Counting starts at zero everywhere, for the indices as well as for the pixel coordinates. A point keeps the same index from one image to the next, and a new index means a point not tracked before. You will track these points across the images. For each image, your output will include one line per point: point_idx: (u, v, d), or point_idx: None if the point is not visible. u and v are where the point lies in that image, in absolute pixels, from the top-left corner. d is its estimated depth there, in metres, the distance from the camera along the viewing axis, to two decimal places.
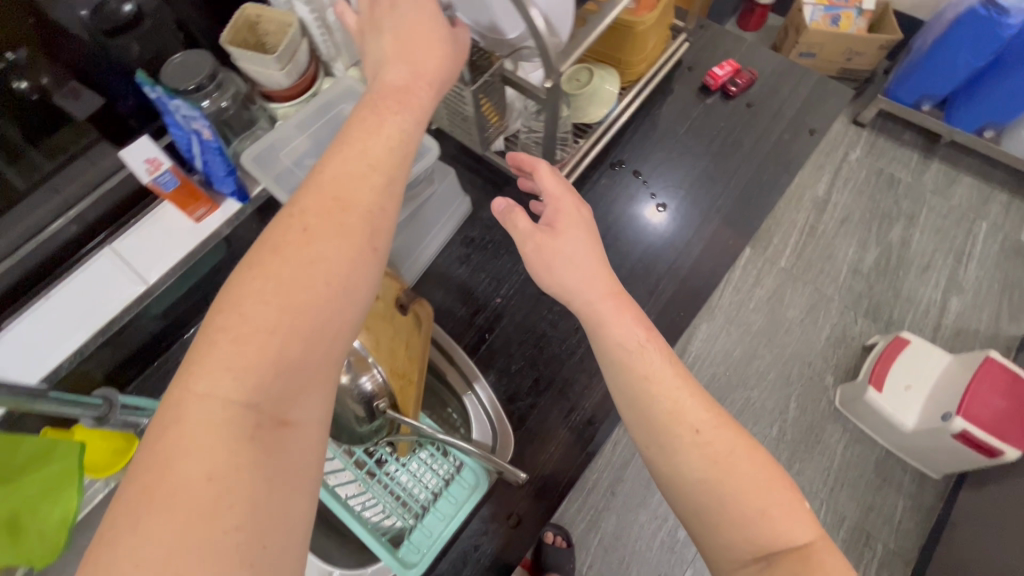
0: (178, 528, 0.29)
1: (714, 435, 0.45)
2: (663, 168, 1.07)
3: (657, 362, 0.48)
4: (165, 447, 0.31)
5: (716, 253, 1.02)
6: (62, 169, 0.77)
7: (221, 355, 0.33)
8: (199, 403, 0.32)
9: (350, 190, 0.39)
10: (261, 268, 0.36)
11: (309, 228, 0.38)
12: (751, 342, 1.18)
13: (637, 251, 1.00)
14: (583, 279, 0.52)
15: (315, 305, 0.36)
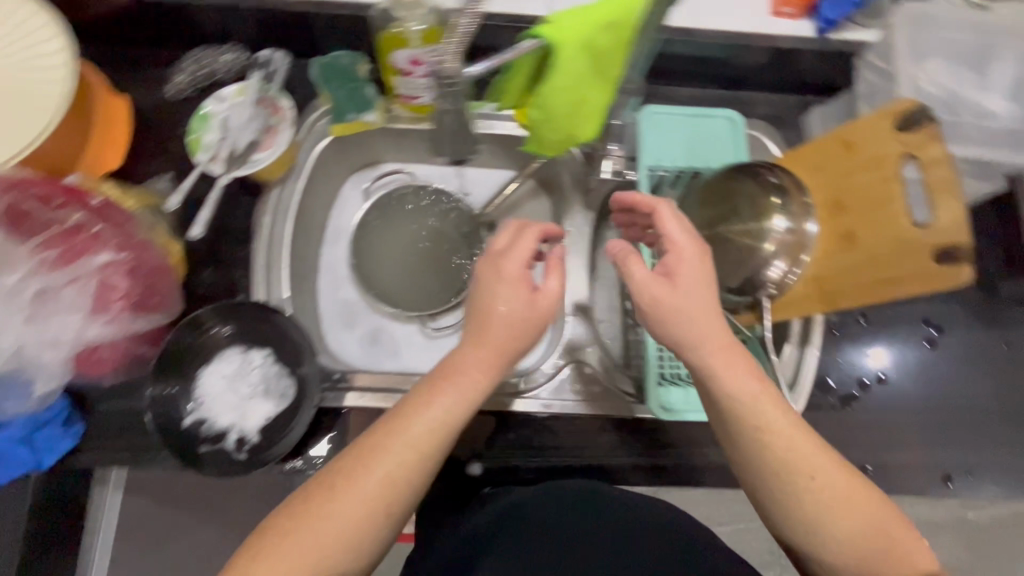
0: (286, 564, 0.44)
1: (870, 506, 0.48)
2: (917, 323, 0.75)
3: (784, 419, 0.49)
4: (272, 527, 0.46)
5: (1007, 394, 0.74)
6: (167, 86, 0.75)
7: (296, 545, 0.45)
8: (304, 533, 0.45)
9: (445, 406, 0.48)
10: (336, 487, 0.46)
11: (415, 431, 0.48)
12: (1003, 468, 0.72)
13: (919, 397, 0.73)
14: (699, 330, 0.49)
15: (389, 471, 0.47)
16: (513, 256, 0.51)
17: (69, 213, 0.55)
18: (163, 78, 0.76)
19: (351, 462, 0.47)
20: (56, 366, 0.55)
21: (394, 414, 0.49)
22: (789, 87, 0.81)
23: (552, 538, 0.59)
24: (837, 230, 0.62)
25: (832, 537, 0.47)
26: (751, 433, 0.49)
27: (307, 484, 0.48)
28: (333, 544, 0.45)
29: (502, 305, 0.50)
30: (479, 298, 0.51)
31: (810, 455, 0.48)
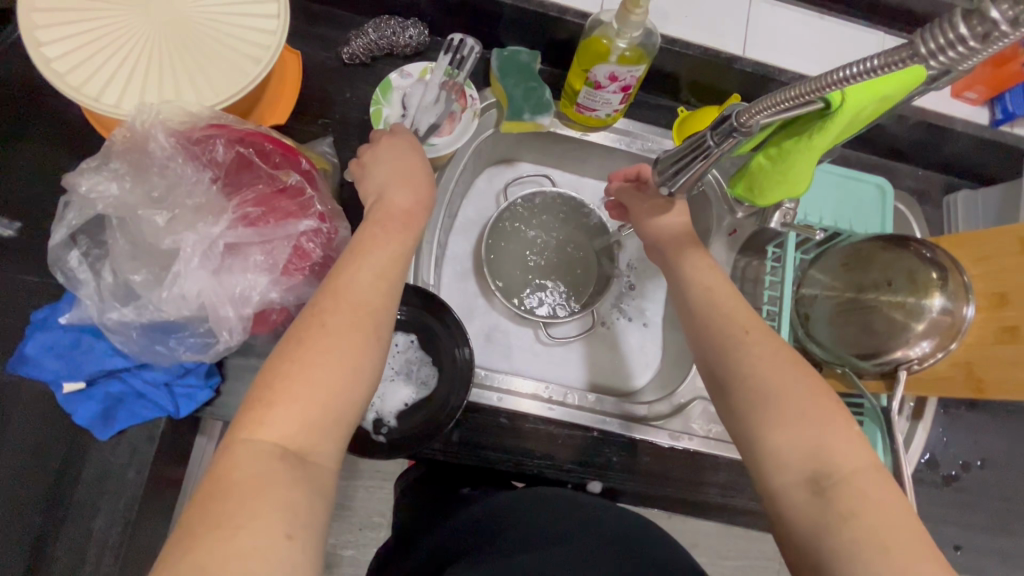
0: (257, 463, 0.37)
1: (792, 397, 0.47)
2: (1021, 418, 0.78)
3: (782, 368, 0.50)
4: (243, 420, 0.39)
5: None
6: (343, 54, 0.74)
7: (314, 370, 0.40)
8: (316, 365, 0.41)
9: (397, 239, 0.48)
10: (338, 314, 0.43)
11: (374, 260, 0.46)
12: None
13: (1012, 490, 0.76)
14: (729, 313, 0.55)
15: (339, 362, 0.41)
16: (395, 162, 0.54)
17: (287, 175, 0.55)
18: (340, 40, 0.75)
19: (334, 292, 0.44)
20: (234, 322, 0.54)
21: (361, 237, 0.48)
22: (937, 167, 0.83)
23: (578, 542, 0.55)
24: (997, 323, 0.64)
25: (790, 449, 0.46)
26: (717, 337, 0.54)
27: (316, 298, 0.44)
28: (341, 389, 0.41)
29: (415, 161, 0.55)
30: (384, 146, 0.56)
31: (761, 360, 0.50)
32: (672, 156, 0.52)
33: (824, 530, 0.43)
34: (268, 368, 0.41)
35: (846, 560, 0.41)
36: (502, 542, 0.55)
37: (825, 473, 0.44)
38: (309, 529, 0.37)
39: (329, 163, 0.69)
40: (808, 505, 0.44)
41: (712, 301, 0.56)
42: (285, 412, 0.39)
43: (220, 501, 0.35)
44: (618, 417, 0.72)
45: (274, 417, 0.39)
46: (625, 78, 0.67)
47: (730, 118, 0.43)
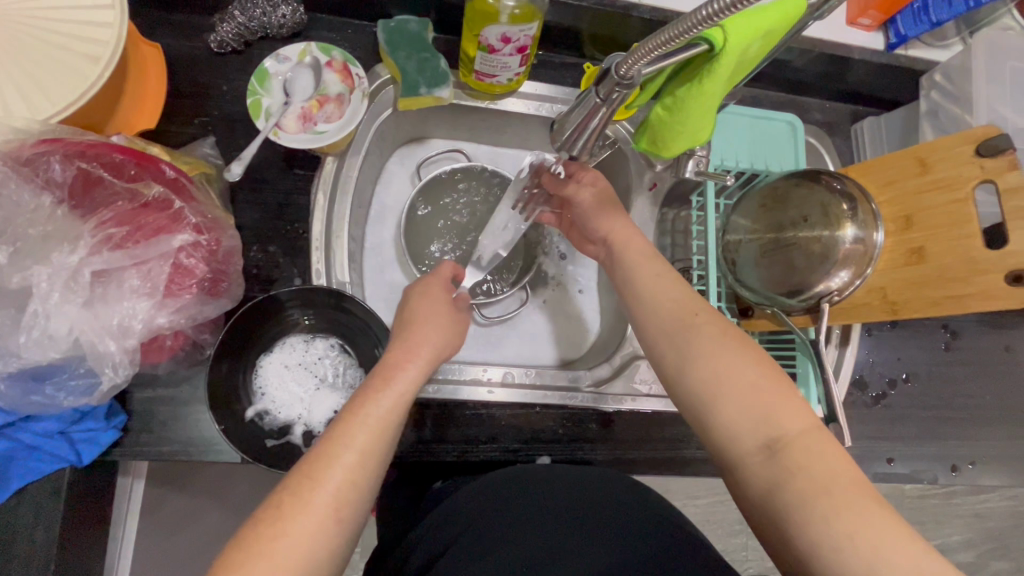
0: None
1: (738, 372, 0.49)
2: (934, 330, 0.82)
3: (721, 340, 0.51)
4: (246, 552, 0.39)
5: (1004, 397, 0.83)
6: (210, 44, 0.67)
7: (273, 557, 0.39)
8: (279, 549, 0.39)
9: (385, 406, 0.47)
10: (308, 489, 0.42)
11: (358, 426, 0.46)
12: (996, 461, 0.81)
13: (936, 397, 0.81)
14: (672, 300, 0.55)
15: (347, 493, 0.43)
16: (420, 305, 0.58)
17: (148, 187, 0.49)
18: (205, 27, 0.67)
19: (311, 465, 0.43)
20: (117, 356, 0.49)
21: (351, 403, 0.47)
22: (844, 97, 0.84)
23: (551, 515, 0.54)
24: (905, 246, 0.66)
25: (741, 423, 0.47)
26: (664, 325, 0.54)
27: (291, 472, 0.43)
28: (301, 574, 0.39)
29: (424, 323, 0.56)
30: (411, 315, 0.57)
31: (706, 340, 0.51)
32: (565, 116, 0.49)
33: (779, 484, 0.44)
34: (230, 546, 0.40)
35: (799, 505, 0.43)
36: (470, 534, 0.53)
37: (775, 438, 0.45)
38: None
39: (211, 167, 0.63)
40: (761, 466, 0.45)
41: (656, 287, 0.57)
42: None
43: None
44: (559, 389, 0.70)
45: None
46: (519, 38, 0.63)
47: (611, 71, 0.41)
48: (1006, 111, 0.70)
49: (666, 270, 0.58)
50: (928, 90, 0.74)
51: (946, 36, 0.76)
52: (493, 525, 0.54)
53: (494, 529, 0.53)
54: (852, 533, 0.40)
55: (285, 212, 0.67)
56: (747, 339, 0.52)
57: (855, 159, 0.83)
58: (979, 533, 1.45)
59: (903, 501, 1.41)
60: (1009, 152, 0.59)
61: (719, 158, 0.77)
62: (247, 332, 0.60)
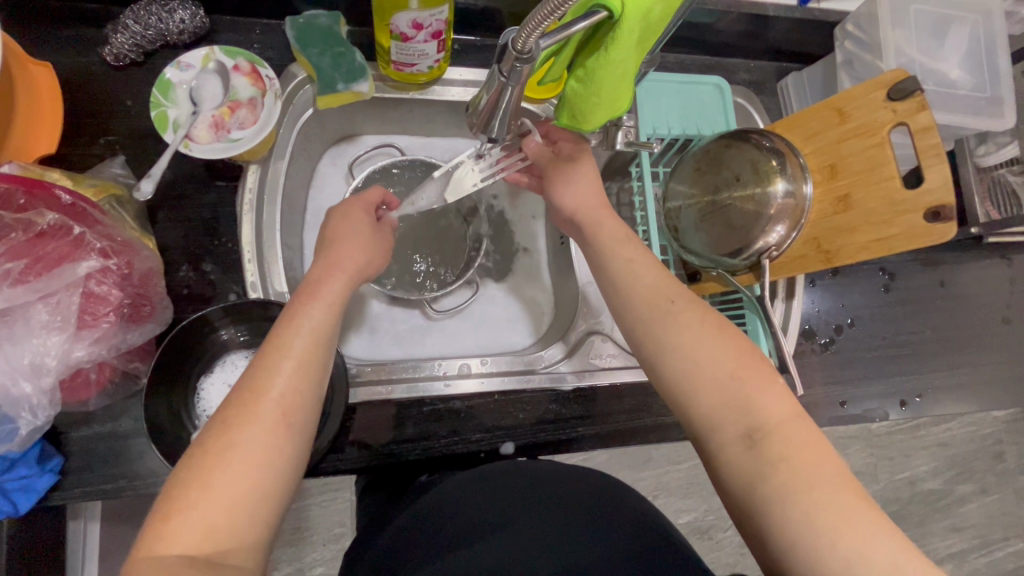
0: (220, 488, 0.39)
1: (721, 361, 0.48)
2: (873, 273, 0.85)
3: (698, 325, 0.50)
4: (202, 456, 0.40)
5: (946, 329, 0.87)
6: (107, 57, 0.63)
7: (227, 466, 0.39)
8: (231, 458, 0.40)
9: (316, 318, 0.47)
10: (252, 402, 0.42)
11: (294, 336, 0.46)
12: (945, 390, 0.85)
13: (883, 338, 0.84)
14: (649, 286, 0.54)
15: (292, 394, 0.43)
16: (342, 216, 0.57)
17: (41, 215, 0.46)
18: (99, 40, 0.63)
19: (250, 382, 0.43)
20: (35, 398, 0.46)
21: (280, 322, 0.47)
22: (767, 55, 0.85)
23: (525, 510, 0.53)
24: (832, 194, 0.67)
25: (722, 412, 0.46)
26: (642, 309, 0.53)
27: (231, 392, 0.43)
28: (260, 481, 0.40)
29: (345, 242, 0.55)
30: (332, 237, 0.55)
31: (688, 331, 0.50)
32: (478, 98, 0.48)
33: (757, 476, 0.44)
34: (180, 467, 0.40)
35: (778, 501, 0.42)
36: (437, 540, 0.52)
37: (755, 427, 0.45)
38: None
39: (122, 188, 0.59)
40: (743, 459, 0.45)
41: (635, 278, 0.55)
42: (192, 520, 0.37)
43: (180, 517, 0.37)
44: (516, 374, 0.70)
45: (185, 524, 0.37)
46: (431, 24, 0.62)
47: (508, 47, 0.40)
48: (914, 54, 0.72)
49: (642, 256, 0.56)
50: (843, 41, 0.75)
51: None
52: (461, 530, 0.52)
53: (462, 533, 0.52)
54: (836, 531, 0.40)
55: (212, 227, 0.65)
56: (733, 331, 0.50)
57: (783, 115, 0.85)
58: (943, 460, 1.53)
59: (871, 439, 1.49)
60: (917, 93, 0.61)
61: (651, 128, 0.78)
62: (181, 356, 0.58)
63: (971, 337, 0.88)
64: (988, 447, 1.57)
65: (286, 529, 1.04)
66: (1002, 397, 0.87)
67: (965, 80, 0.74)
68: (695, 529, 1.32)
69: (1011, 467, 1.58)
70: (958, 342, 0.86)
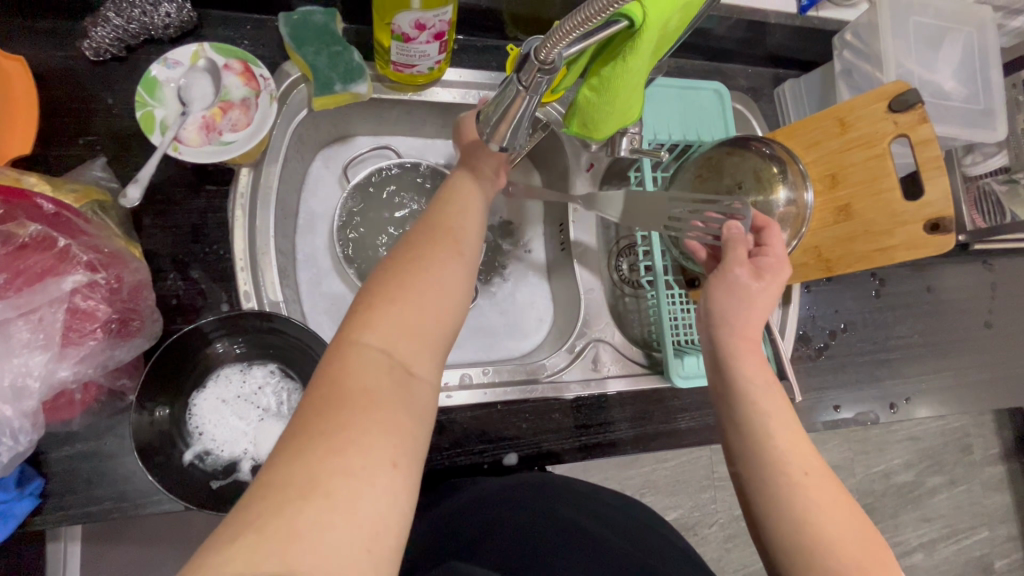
0: (415, 306, 0.40)
1: (855, 550, 0.43)
2: (865, 279, 0.87)
3: (825, 500, 0.45)
4: (399, 270, 0.42)
5: (931, 333, 0.89)
6: (85, 51, 0.59)
7: (421, 284, 0.41)
8: (418, 286, 0.41)
9: (479, 185, 0.51)
10: (435, 242, 0.44)
11: (467, 195, 0.50)
12: (930, 393, 0.87)
13: (873, 342, 0.86)
14: (777, 433, 0.49)
15: (468, 239, 0.47)
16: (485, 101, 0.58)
17: (22, 226, 0.43)
18: (78, 33, 0.60)
19: (432, 229, 0.45)
20: (14, 422, 0.43)
21: (448, 189, 0.50)
22: (764, 61, 0.85)
23: (599, 530, 0.54)
24: (833, 204, 0.68)
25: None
26: (771, 474, 0.47)
27: (414, 233, 0.45)
28: (441, 317, 0.41)
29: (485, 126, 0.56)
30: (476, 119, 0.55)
31: (816, 496, 0.45)
32: (489, 107, 0.46)
33: None
34: (371, 284, 0.41)
35: None
36: (508, 530, 0.52)
37: None
38: (411, 456, 0.36)
39: (104, 192, 0.56)
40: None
41: (770, 440, 0.48)
42: (390, 327, 0.39)
43: (377, 317, 0.39)
44: (518, 384, 0.69)
45: (384, 330, 0.39)
46: (434, 24, 0.60)
47: (531, 57, 0.39)
48: (911, 66, 0.73)
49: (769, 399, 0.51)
50: (841, 50, 0.76)
51: None
52: (530, 528, 0.52)
53: (538, 533, 0.51)
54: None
55: (200, 233, 0.61)
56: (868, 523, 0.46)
57: (780, 122, 0.86)
58: (916, 453, 1.58)
59: (849, 434, 1.53)
60: (918, 106, 0.62)
61: (652, 134, 0.77)
62: (169, 374, 0.55)
63: (954, 340, 0.90)
64: (957, 440, 1.64)
65: None
66: (982, 399, 0.90)
67: (958, 90, 0.76)
68: (682, 526, 1.34)
69: (977, 459, 1.65)
70: (942, 346, 0.89)
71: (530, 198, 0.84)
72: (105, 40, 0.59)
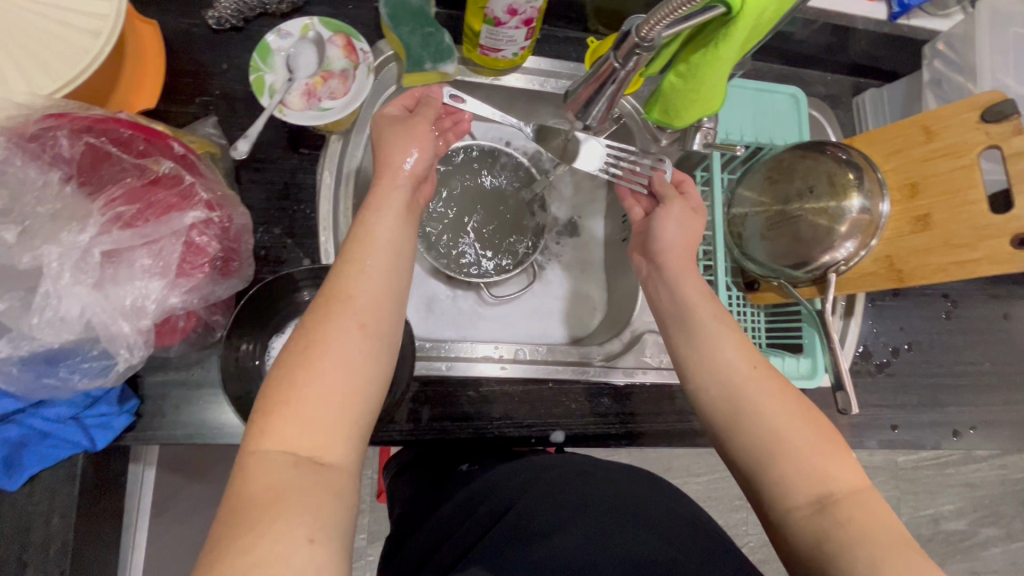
0: (316, 391, 0.41)
1: (799, 431, 0.46)
2: (933, 299, 0.84)
3: (770, 393, 0.49)
4: (298, 360, 0.42)
5: (1004, 362, 0.85)
6: (207, 20, 0.65)
7: (321, 372, 0.42)
8: (318, 370, 0.42)
9: (387, 228, 0.49)
10: (335, 310, 0.44)
11: (371, 243, 0.48)
12: (997, 425, 0.83)
13: (940, 365, 0.82)
14: (725, 339, 0.52)
15: (373, 298, 0.46)
16: (401, 104, 0.57)
17: (157, 163, 0.48)
18: (203, 5, 0.66)
19: (332, 294, 0.45)
20: (131, 337, 0.48)
21: (352, 238, 0.48)
22: (845, 69, 0.84)
23: (585, 509, 0.50)
24: (910, 214, 0.66)
25: (786, 478, 0.45)
26: (721, 376, 0.51)
27: (313, 304, 0.45)
28: (348, 387, 0.42)
29: (393, 133, 0.53)
30: (380, 150, 0.53)
31: (751, 387, 0.49)
32: (580, 84, 0.49)
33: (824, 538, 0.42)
34: (270, 380, 0.42)
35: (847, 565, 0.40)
36: (504, 525, 0.50)
37: (825, 493, 0.44)
38: (331, 528, 0.37)
39: (215, 146, 0.62)
40: (811, 527, 0.43)
41: (716, 337, 0.52)
42: (291, 418, 0.40)
43: (276, 414, 0.40)
44: (571, 364, 0.71)
45: (287, 421, 0.40)
46: (525, 11, 0.62)
47: (632, 33, 0.41)
48: (1008, 80, 0.71)
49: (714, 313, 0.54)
50: (931, 59, 0.75)
51: (946, 6, 0.76)
52: (526, 518, 0.50)
53: (529, 526, 0.49)
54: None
55: (291, 192, 0.66)
56: (810, 405, 0.49)
57: (857, 131, 0.84)
58: (969, 501, 1.49)
59: (896, 471, 1.45)
60: (1013, 117, 0.60)
61: (727, 133, 0.77)
62: (256, 317, 0.60)
63: None
64: (1018, 493, 1.52)
65: None
66: None
67: None
68: None
69: None
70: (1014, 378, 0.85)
71: (593, 190, 0.86)
72: (226, 10, 0.64)
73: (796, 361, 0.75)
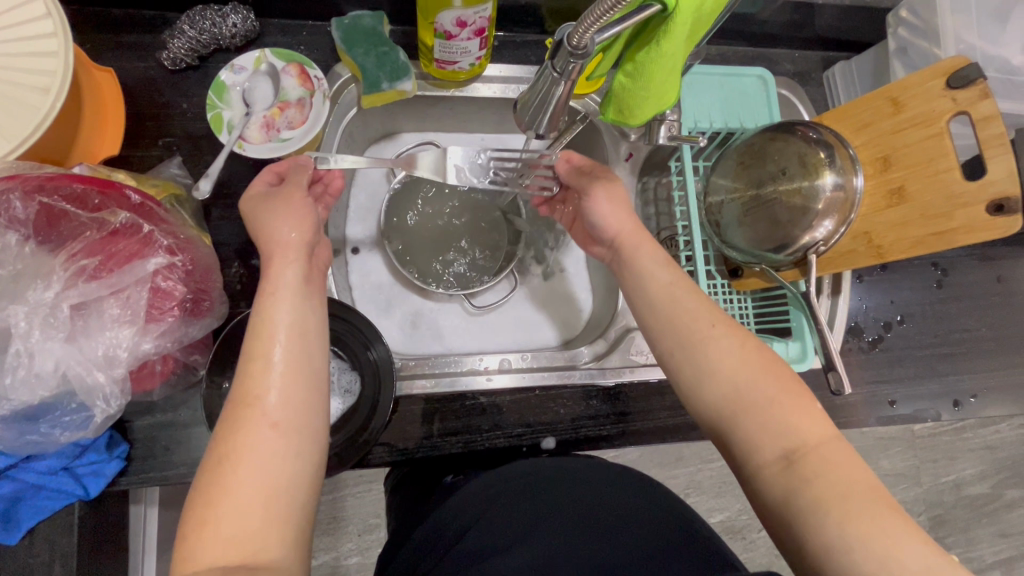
0: (243, 505, 0.38)
1: (765, 383, 0.46)
2: (923, 268, 0.83)
3: (726, 340, 0.48)
4: (215, 476, 0.38)
5: (1001, 326, 0.83)
6: (162, 60, 0.66)
7: (239, 489, 0.38)
8: (237, 485, 0.38)
9: (287, 310, 0.44)
10: (245, 415, 0.40)
11: (269, 334, 0.43)
12: (999, 390, 0.81)
13: (935, 335, 0.81)
14: (686, 303, 0.51)
15: (287, 393, 0.42)
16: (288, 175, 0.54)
17: (114, 214, 0.49)
18: (158, 47, 0.66)
19: (239, 400, 0.41)
20: (107, 387, 0.49)
21: (251, 329, 0.44)
22: (812, 44, 0.83)
23: (551, 522, 0.51)
24: (884, 187, 0.65)
25: (762, 434, 0.45)
26: (682, 337, 0.50)
27: (224, 413, 0.41)
28: (273, 496, 0.39)
29: (277, 212, 0.50)
30: (261, 226, 0.49)
31: (721, 349, 0.48)
32: (526, 96, 0.49)
33: (794, 495, 0.42)
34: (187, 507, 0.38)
35: (815, 520, 0.41)
36: (468, 541, 0.51)
37: (792, 448, 0.43)
38: None
39: (180, 187, 0.62)
40: (779, 481, 0.43)
41: (671, 294, 0.52)
42: (213, 538, 0.37)
43: (200, 531, 0.37)
44: (555, 369, 0.71)
45: (209, 541, 0.37)
46: (475, 21, 0.62)
47: (564, 43, 0.41)
48: (973, 39, 0.71)
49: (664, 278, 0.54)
50: (895, 28, 0.73)
51: None
52: (493, 533, 0.51)
53: (485, 544, 0.50)
54: (867, 543, 0.38)
55: None
56: (773, 357, 0.48)
57: (828, 105, 0.83)
58: (991, 463, 1.46)
59: (913, 441, 1.43)
60: (979, 82, 0.59)
61: (694, 120, 0.76)
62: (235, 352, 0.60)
63: None
64: None
65: (321, 520, 1.07)
66: None
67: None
68: (729, 529, 1.30)
69: None
70: (1013, 341, 0.83)
71: None
72: (179, 49, 0.64)
73: (785, 344, 0.75)
